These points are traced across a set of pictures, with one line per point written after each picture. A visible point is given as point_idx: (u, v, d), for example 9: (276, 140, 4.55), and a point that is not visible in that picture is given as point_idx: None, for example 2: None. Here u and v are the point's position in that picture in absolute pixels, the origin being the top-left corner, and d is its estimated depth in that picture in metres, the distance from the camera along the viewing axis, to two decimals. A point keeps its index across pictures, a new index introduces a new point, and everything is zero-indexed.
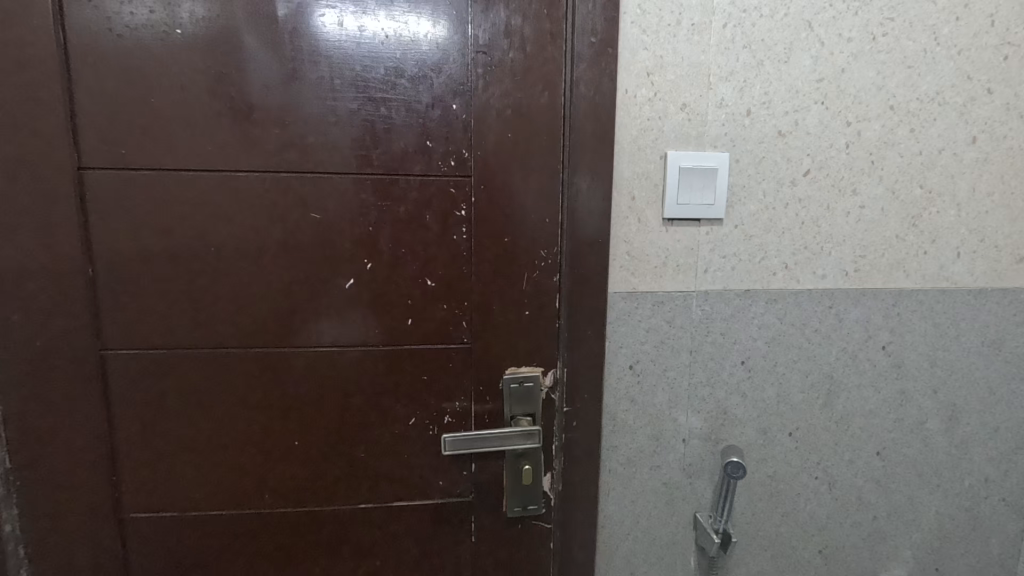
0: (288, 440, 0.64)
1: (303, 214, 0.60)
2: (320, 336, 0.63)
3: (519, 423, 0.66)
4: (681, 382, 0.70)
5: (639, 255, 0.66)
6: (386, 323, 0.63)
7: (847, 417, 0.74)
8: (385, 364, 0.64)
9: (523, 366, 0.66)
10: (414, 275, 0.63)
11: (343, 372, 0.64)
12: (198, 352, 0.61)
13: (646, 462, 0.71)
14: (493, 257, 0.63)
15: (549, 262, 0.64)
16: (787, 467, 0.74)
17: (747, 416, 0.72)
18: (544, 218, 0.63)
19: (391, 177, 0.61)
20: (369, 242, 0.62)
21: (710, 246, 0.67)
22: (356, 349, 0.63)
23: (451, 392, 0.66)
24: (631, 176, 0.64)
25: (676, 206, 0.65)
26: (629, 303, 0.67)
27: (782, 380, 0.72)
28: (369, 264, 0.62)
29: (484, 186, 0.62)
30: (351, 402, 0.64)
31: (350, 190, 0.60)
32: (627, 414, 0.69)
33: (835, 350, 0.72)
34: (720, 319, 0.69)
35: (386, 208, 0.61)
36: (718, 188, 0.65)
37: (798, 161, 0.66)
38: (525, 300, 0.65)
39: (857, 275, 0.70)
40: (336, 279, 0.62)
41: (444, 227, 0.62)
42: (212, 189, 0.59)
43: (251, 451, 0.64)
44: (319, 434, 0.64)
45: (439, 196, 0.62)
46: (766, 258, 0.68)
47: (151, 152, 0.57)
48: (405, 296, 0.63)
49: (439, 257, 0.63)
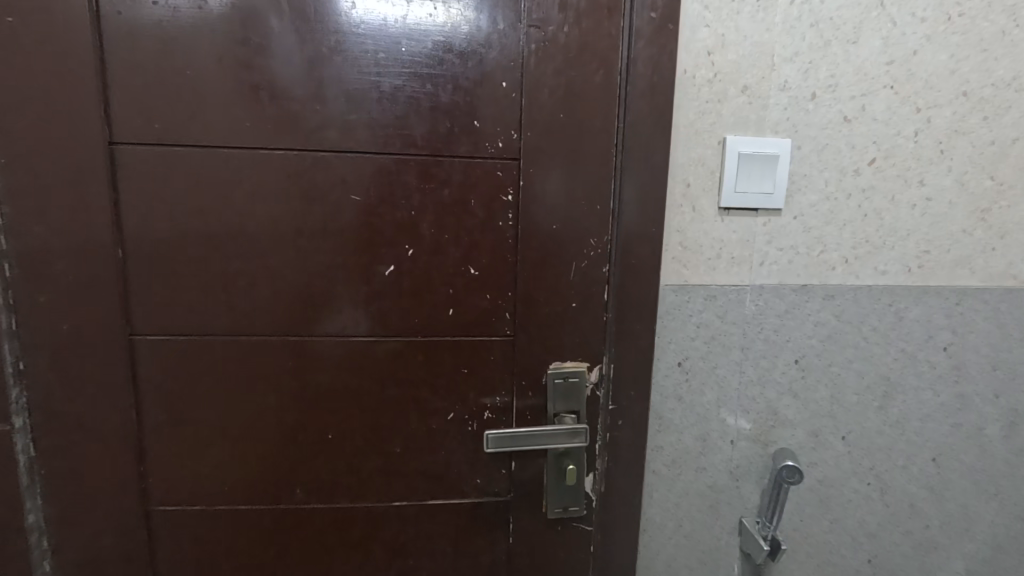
0: (321, 433, 0.61)
1: (342, 196, 0.57)
2: (357, 325, 0.60)
3: (564, 421, 0.63)
4: (730, 380, 0.67)
5: (692, 246, 0.63)
6: (426, 313, 0.60)
7: (902, 421, 0.70)
8: (424, 356, 0.61)
9: (568, 360, 0.63)
10: (457, 262, 0.60)
11: (380, 363, 0.61)
12: (230, 340, 0.59)
13: (692, 464, 0.68)
14: (540, 245, 0.60)
15: (599, 252, 0.61)
16: (838, 472, 0.70)
17: (799, 418, 0.68)
18: (595, 205, 0.60)
19: (435, 158, 0.58)
20: (411, 227, 0.58)
21: (767, 238, 0.64)
22: (394, 340, 0.60)
23: (492, 387, 0.63)
24: (686, 162, 0.61)
25: (733, 196, 0.61)
26: (679, 296, 0.64)
27: (837, 381, 0.68)
28: (410, 251, 0.59)
29: (532, 170, 0.58)
30: (388, 395, 0.61)
31: (392, 172, 0.57)
32: (674, 413, 0.66)
33: (893, 351, 0.68)
34: (774, 315, 0.65)
35: (430, 191, 0.58)
36: (778, 176, 0.61)
37: (863, 149, 0.63)
38: (572, 292, 0.61)
39: (920, 271, 0.66)
40: (375, 266, 0.59)
41: (489, 212, 0.59)
42: (248, 168, 0.56)
43: (283, 444, 0.61)
44: (353, 428, 0.61)
45: (485, 179, 0.59)
46: (825, 252, 0.65)
47: (185, 128, 0.54)
48: (447, 285, 0.60)
49: (483, 244, 0.60)
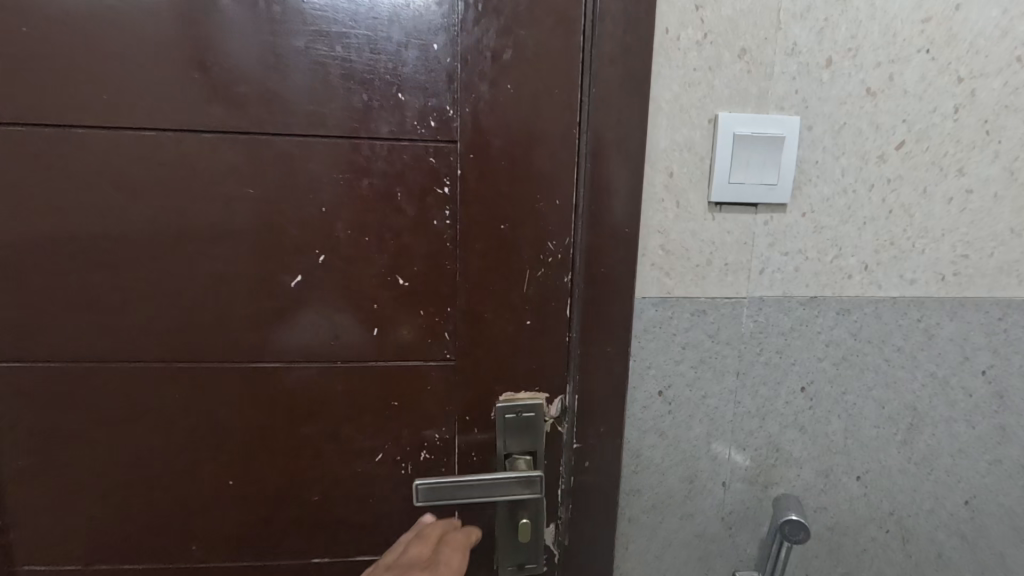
0: (222, 479, 0.50)
1: (235, 188, 0.46)
2: (260, 349, 0.49)
3: (517, 464, 0.52)
4: (723, 411, 0.55)
5: (676, 250, 0.51)
6: (347, 333, 0.49)
7: (930, 458, 0.59)
8: (346, 385, 0.50)
9: (523, 391, 0.52)
10: (383, 271, 0.48)
11: (291, 394, 0.50)
12: (103, 367, 0.48)
13: (676, 510, 0.57)
14: (485, 250, 0.48)
15: (558, 258, 0.49)
16: (852, 517, 0.59)
17: (806, 456, 0.57)
18: (554, 200, 0.48)
19: (351, 141, 0.46)
20: (323, 228, 0.47)
21: (768, 240, 0.52)
22: (308, 366, 0.49)
23: (430, 422, 0.52)
24: (669, 146, 0.49)
25: (727, 188, 0.49)
26: (660, 311, 0.52)
27: (852, 412, 0.56)
28: (322, 257, 0.47)
29: (474, 156, 0.47)
30: (304, 433, 0.50)
31: (298, 157, 0.46)
32: (654, 451, 0.55)
33: (920, 377, 0.56)
34: (776, 334, 0.54)
35: (346, 183, 0.46)
36: (784, 163, 0.49)
37: (890, 129, 0.51)
38: (527, 307, 0.50)
39: (956, 280, 0.54)
40: (280, 276, 0.47)
41: (421, 209, 0.48)
42: (113, 153, 0.44)
43: (176, 491, 0.50)
44: (261, 472, 0.51)
45: (416, 168, 0.47)
46: (840, 257, 0.53)
47: (28, 103, 0.43)
48: (372, 299, 0.49)
49: (414, 249, 0.48)
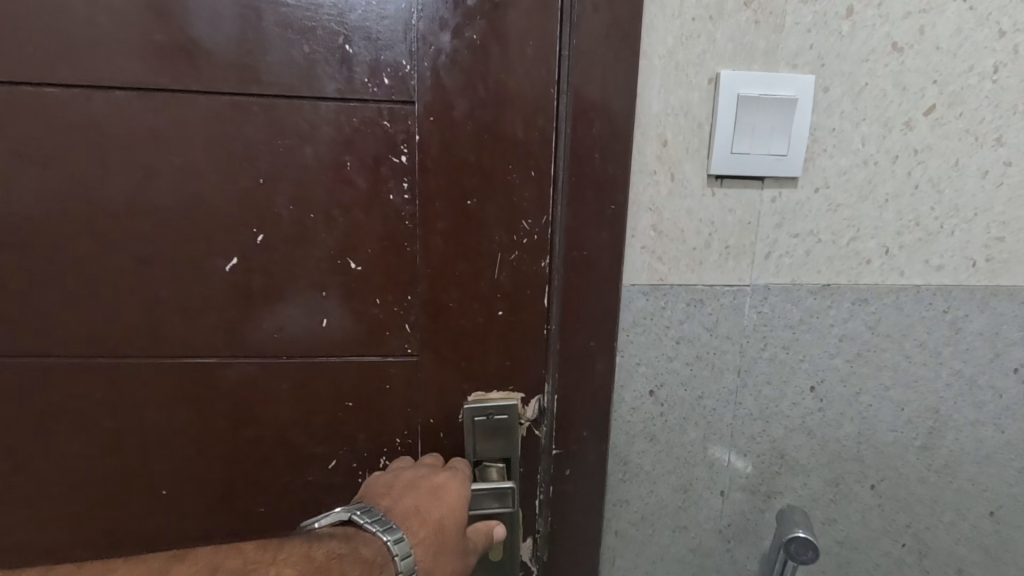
0: (153, 488, 0.45)
1: (153, 156, 0.39)
2: (192, 343, 0.43)
3: (489, 473, 0.47)
4: (721, 414, 0.49)
5: (670, 230, 0.45)
6: (292, 324, 0.43)
7: (953, 466, 0.52)
8: (293, 384, 0.44)
9: (494, 390, 0.46)
10: (332, 253, 0.42)
11: (229, 394, 0.44)
12: (13, 361, 0.42)
13: (668, 522, 0.51)
14: (449, 229, 0.42)
15: (534, 239, 0.43)
16: (864, 530, 0.53)
17: (814, 463, 0.51)
18: (528, 172, 0.42)
19: (290, 101, 0.39)
20: (260, 203, 0.41)
21: (776, 219, 0.45)
22: (248, 362, 0.43)
23: (390, 424, 0.46)
24: (662, 109, 0.42)
25: (729, 158, 0.43)
26: (651, 301, 0.46)
27: (867, 414, 0.50)
28: (261, 236, 0.41)
29: (434, 119, 0.40)
30: (245, 438, 0.45)
31: (227, 120, 0.39)
32: (644, 457, 0.49)
33: (944, 376, 0.50)
34: (783, 327, 0.48)
35: (285, 150, 0.40)
36: (795, 130, 0.43)
37: (918, 91, 0.44)
38: (498, 295, 0.44)
39: (990, 266, 0.48)
40: (212, 259, 0.41)
41: (375, 182, 0.41)
42: (8, 112, 0.38)
43: (103, 501, 0.45)
44: (198, 480, 0.45)
45: (367, 133, 0.40)
46: (858, 239, 0.46)
47: None
48: (320, 286, 0.43)
49: (367, 227, 0.42)
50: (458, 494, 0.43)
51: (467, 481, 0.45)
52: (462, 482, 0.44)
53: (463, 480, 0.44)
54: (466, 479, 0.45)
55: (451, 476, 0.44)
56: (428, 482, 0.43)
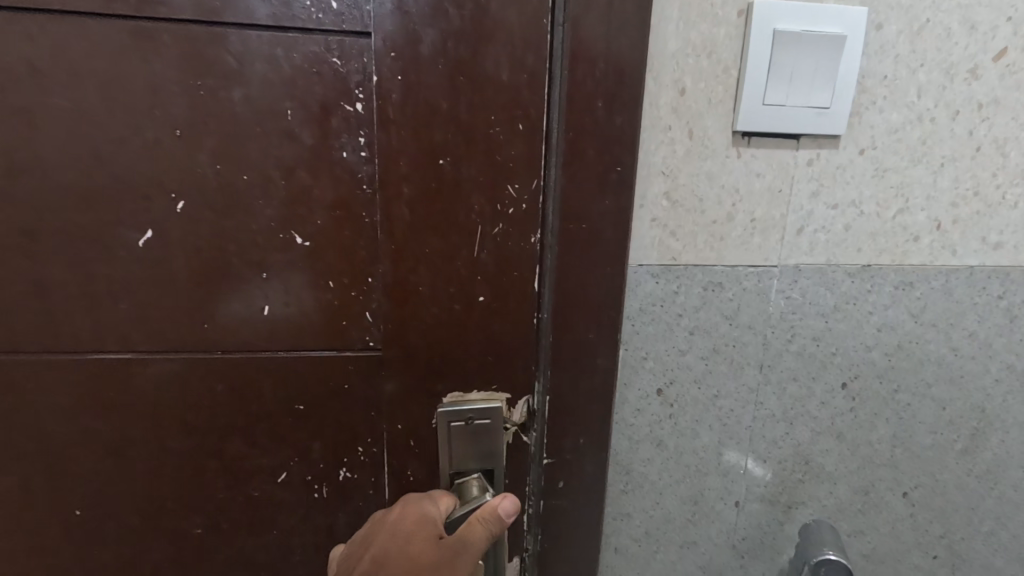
0: (72, 490, 0.40)
1: (47, 104, 0.33)
2: (105, 331, 0.37)
3: (468, 488, 0.40)
4: (739, 415, 0.42)
5: (686, 199, 0.37)
6: (226, 311, 0.37)
7: (995, 471, 0.46)
8: (228, 384, 0.38)
9: (474, 392, 0.39)
10: (273, 225, 0.35)
11: (153, 393, 0.38)
12: None
13: (676, 537, 0.44)
14: (417, 196, 0.34)
15: (522, 209, 0.35)
16: (894, 543, 0.47)
17: (841, 470, 0.45)
18: (515, 124, 0.34)
19: (211, 30, 0.32)
20: (182, 161, 0.34)
21: (812, 187, 0.38)
22: (171, 359, 0.38)
23: (347, 430, 0.40)
24: (680, 49, 0.35)
25: (760, 111, 0.35)
26: (662, 284, 0.39)
27: (904, 414, 0.44)
28: (180, 203, 0.35)
29: (396, 55, 0.32)
30: (179, 442, 0.39)
31: (134, 57, 0.32)
32: (649, 465, 0.43)
33: (993, 371, 0.44)
34: (814, 316, 0.40)
35: (207, 95, 0.33)
36: (841, 76, 0.35)
37: (988, 31, 0.36)
38: (478, 279, 0.36)
39: None
40: (123, 229, 0.35)
41: (321, 136, 0.34)
42: None
43: (25, 508, 0.40)
44: (124, 485, 0.40)
45: (311, 73, 0.33)
46: (905, 211, 0.39)
47: None
48: (260, 266, 0.36)
49: (314, 192, 0.35)
50: (420, 516, 0.36)
51: (432, 501, 0.38)
52: (424, 504, 0.37)
53: (424, 500, 0.38)
54: (431, 498, 0.38)
55: (409, 501, 0.38)
56: (385, 521, 0.37)
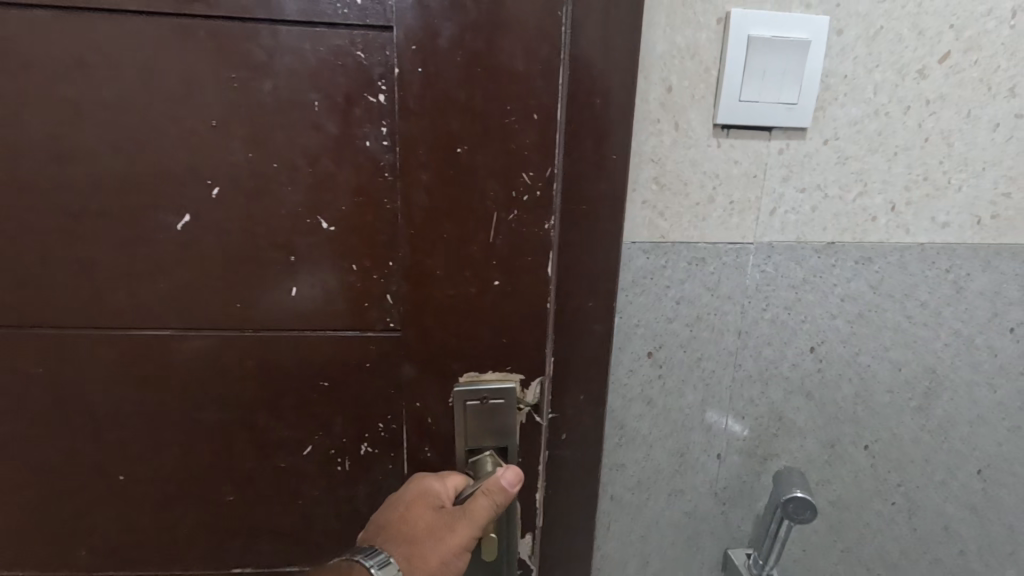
0: (120, 445, 0.45)
1: (101, 99, 0.37)
2: (148, 315, 0.42)
3: (483, 463, 0.44)
4: (721, 375, 0.48)
5: (672, 184, 0.43)
6: (253, 293, 0.42)
7: (946, 426, 0.52)
8: (256, 360, 0.44)
9: (488, 371, 0.43)
10: (300, 209, 0.40)
11: (189, 367, 0.44)
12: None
13: (664, 486, 0.50)
14: (436, 179, 0.38)
15: (536, 195, 0.39)
16: (857, 491, 0.53)
17: (811, 425, 0.50)
18: (530, 113, 0.37)
19: (245, 26, 0.36)
20: (217, 149, 0.39)
21: (783, 172, 0.43)
22: (204, 336, 0.43)
23: (365, 405, 0.45)
24: (667, 51, 0.40)
25: (737, 106, 0.40)
26: (652, 259, 0.44)
27: (865, 374, 0.49)
28: (215, 189, 0.39)
29: (417, 48, 0.36)
30: (214, 399, 0.44)
31: (176, 53, 0.37)
32: (641, 421, 0.48)
33: (943, 337, 0.49)
34: (786, 287, 0.46)
35: (240, 86, 0.37)
36: (807, 77, 0.40)
37: (936, 37, 0.41)
38: (493, 263, 0.40)
39: (993, 223, 0.46)
40: (161, 215, 0.40)
41: (344, 126, 0.39)
42: None
43: (85, 456, 0.45)
44: (165, 444, 0.45)
45: (337, 65, 0.37)
46: (864, 195, 0.44)
47: None
48: (288, 250, 0.41)
49: (337, 178, 0.40)
50: (426, 493, 0.42)
51: (438, 478, 0.43)
52: (430, 480, 0.42)
53: (431, 478, 0.43)
54: (438, 476, 0.43)
55: (418, 479, 0.43)
56: (399, 498, 0.42)
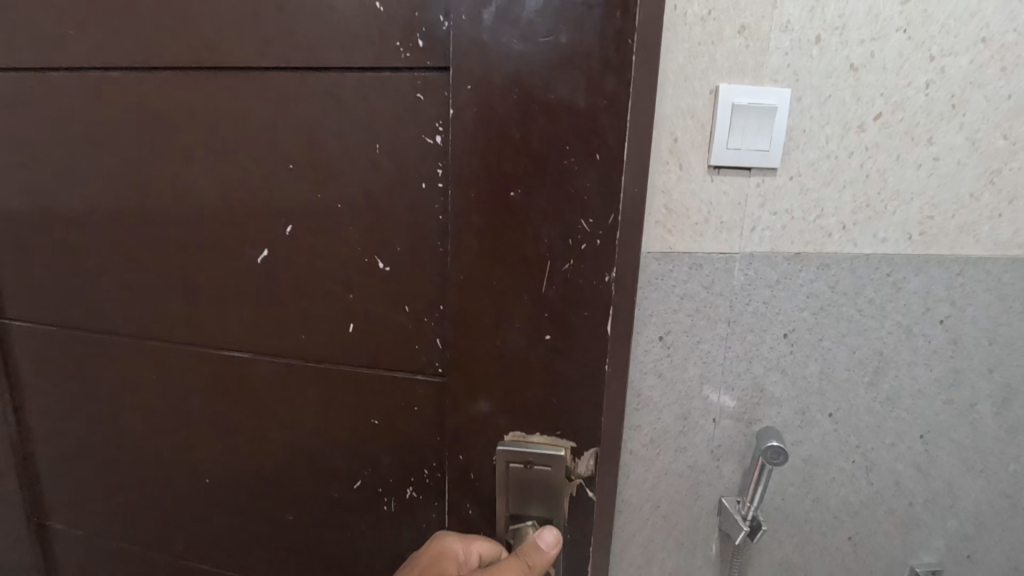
0: (235, 410, 0.65)
1: (239, 149, 0.55)
2: (247, 335, 0.61)
3: (524, 530, 0.52)
4: (715, 355, 0.62)
5: (678, 209, 0.57)
6: (313, 317, 0.58)
7: (893, 398, 0.66)
8: (314, 383, 0.60)
9: (538, 434, 0.51)
10: (361, 250, 0.55)
11: (264, 381, 0.62)
12: (173, 288, 0.63)
13: (672, 443, 0.64)
14: (491, 211, 0.46)
15: (588, 237, 0.45)
16: (824, 450, 0.67)
17: (785, 395, 0.64)
18: (592, 154, 0.43)
19: (329, 78, 0.51)
20: (297, 187, 0.55)
21: (760, 200, 0.58)
22: (277, 358, 0.61)
23: (402, 436, 0.59)
24: (673, 112, 0.55)
25: (725, 152, 0.55)
26: (663, 265, 0.58)
27: (827, 355, 0.64)
28: (291, 229, 0.56)
29: (473, 88, 0.44)
30: (290, 392, 0.62)
31: (281, 112, 0.53)
32: (654, 391, 0.62)
33: (887, 326, 0.64)
34: (764, 286, 0.60)
35: (321, 130, 0.52)
36: (775, 131, 0.55)
37: (870, 102, 0.56)
38: (545, 316, 0.48)
39: (921, 239, 0.61)
40: (249, 250, 0.58)
41: (404, 168, 0.51)
42: (169, 113, 0.57)
43: (231, 400, 0.64)
44: (253, 419, 0.64)
45: (402, 106, 0.49)
46: (821, 217, 0.59)
47: (123, 82, 0.57)
48: (348, 286, 0.56)
49: (399, 217, 0.52)
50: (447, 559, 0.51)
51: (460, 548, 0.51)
52: (455, 546, 0.52)
53: (453, 547, 0.52)
54: (459, 545, 0.52)
55: (442, 545, 0.52)
56: (428, 558, 0.52)
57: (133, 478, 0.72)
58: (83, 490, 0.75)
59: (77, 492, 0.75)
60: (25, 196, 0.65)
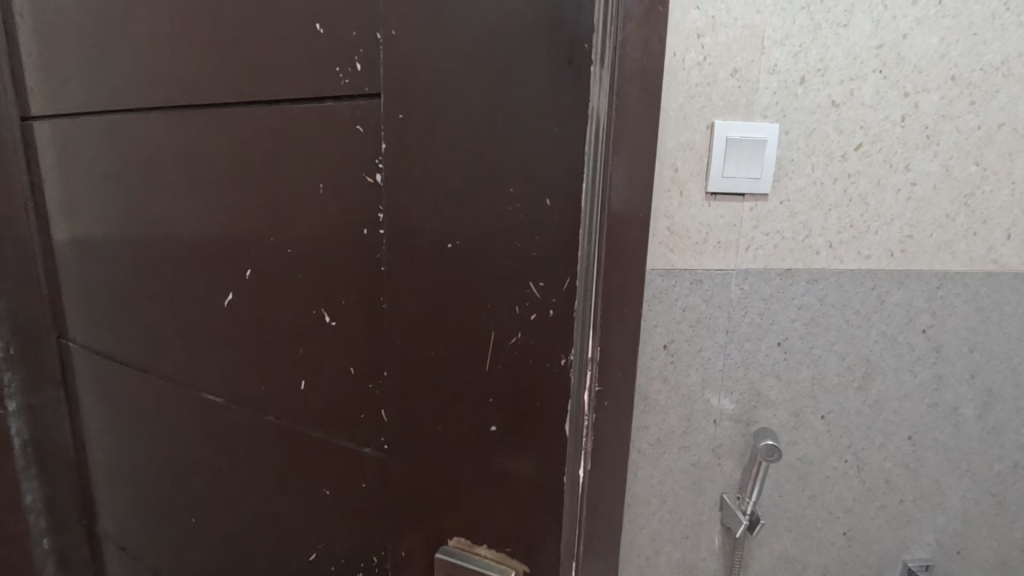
0: (218, 450, 0.65)
1: (217, 193, 0.57)
2: (225, 376, 0.62)
3: None
4: (715, 362, 0.68)
5: (679, 230, 0.64)
6: (273, 364, 0.56)
7: (881, 401, 0.72)
8: (277, 435, 0.58)
9: (485, 547, 0.44)
10: (312, 298, 0.52)
11: (238, 425, 0.62)
12: (173, 325, 0.66)
13: (677, 442, 0.70)
14: (426, 262, 0.41)
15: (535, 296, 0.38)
16: (817, 450, 0.73)
17: (781, 398, 0.70)
18: (542, 199, 0.36)
19: (280, 117, 0.50)
20: (258, 230, 0.54)
21: (754, 222, 0.64)
22: (245, 403, 0.60)
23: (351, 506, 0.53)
24: (675, 146, 0.62)
25: (721, 179, 0.62)
26: (666, 280, 0.65)
27: (819, 361, 0.70)
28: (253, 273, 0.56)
29: (399, 120, 0.40)
30: (257, 439, 0.60)
31: (244, 155, 0.53)
32: (660, 394, 0.68)
33: (873, 334, 0.69)
34: (758, 299, 0.67)
35: (277, 171, 0.51)
36: (765, 162, 0.62)
37: (851, 134, 0.63)
38: (493, 388, 0.41)
39: (902, 256, 0.67)
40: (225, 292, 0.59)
41: (348, 213, 0.47)
42: (168, 159, 0.60)
43: (217, 438, 0.64)
44: (232, 462, 0.63)
45: (341, 144, 0.46)
46: (810, 237, 0.65)
47: (139, 128, 0.61)
48: (302, 336, 0.53)
49: (346, 264, 0.48)
50: None
51: None
52: None
53: None
54: None
55: None
56: None
57: (162, 493, 0.75)
58: (125, 498, 0.80)
59: (123, 497, 0.81)
60: (85, 224, 0.73)
